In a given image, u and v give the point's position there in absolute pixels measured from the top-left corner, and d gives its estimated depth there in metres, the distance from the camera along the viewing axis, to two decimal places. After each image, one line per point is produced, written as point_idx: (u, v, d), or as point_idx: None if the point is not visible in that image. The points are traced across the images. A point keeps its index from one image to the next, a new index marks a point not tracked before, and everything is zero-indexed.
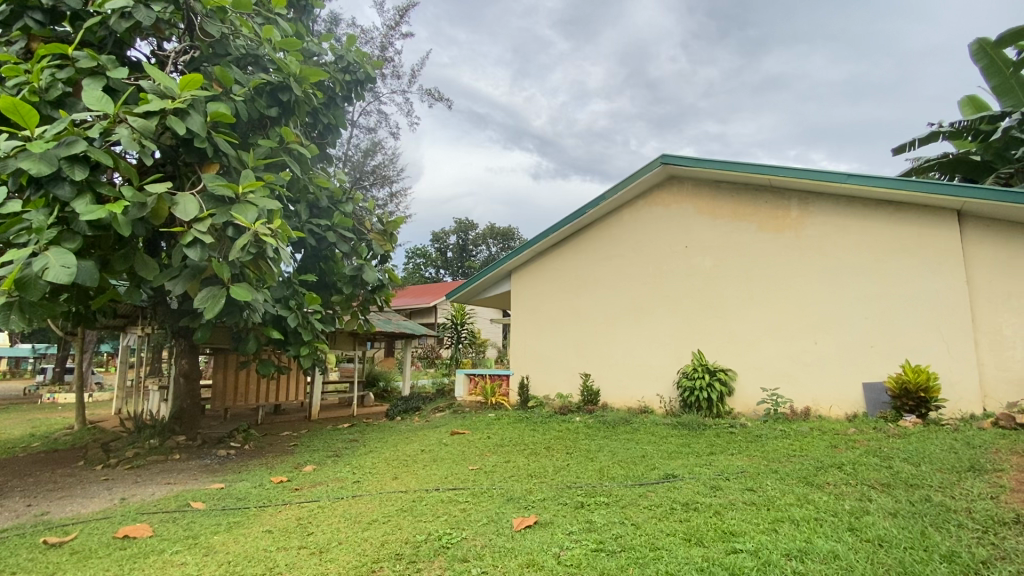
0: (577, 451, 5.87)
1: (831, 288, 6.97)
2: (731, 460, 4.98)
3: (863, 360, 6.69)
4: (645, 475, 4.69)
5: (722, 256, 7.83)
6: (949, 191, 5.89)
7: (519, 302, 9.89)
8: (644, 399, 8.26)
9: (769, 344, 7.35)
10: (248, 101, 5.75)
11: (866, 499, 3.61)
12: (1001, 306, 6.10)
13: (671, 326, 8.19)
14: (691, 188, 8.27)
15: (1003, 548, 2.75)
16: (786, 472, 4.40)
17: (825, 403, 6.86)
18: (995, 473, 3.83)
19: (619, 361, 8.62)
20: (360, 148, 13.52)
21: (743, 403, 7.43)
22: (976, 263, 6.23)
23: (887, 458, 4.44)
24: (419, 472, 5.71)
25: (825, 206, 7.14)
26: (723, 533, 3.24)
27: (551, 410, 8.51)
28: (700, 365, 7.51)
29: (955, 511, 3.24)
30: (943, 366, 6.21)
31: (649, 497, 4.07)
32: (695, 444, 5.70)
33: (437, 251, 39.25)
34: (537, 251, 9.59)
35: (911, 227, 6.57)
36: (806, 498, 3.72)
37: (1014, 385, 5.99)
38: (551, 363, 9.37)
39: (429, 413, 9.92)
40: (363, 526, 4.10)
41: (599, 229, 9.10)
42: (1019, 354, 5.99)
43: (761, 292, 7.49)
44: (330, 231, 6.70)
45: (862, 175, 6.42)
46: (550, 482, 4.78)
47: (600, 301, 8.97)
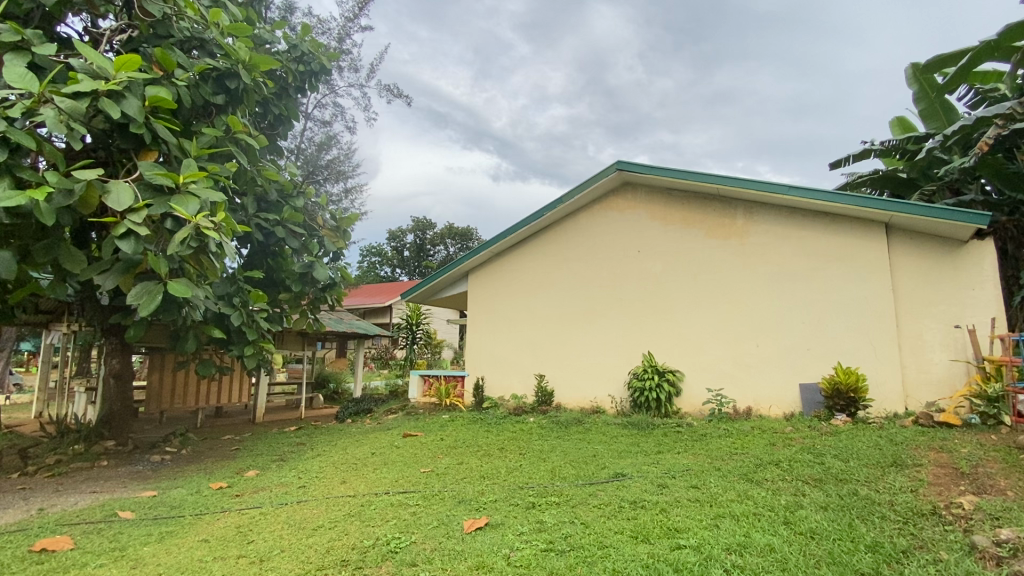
0: (530, 452, 5.88)
1: (772, 294, 7.33)
2: (678, 459, 5.13)
3: (800, 363, 7.05)
4: (596, 474, 4.77)
5: (672, 260, 8.09)
6: (881, 205, 6.29)
7: (475, 302, 9.87)
8: (596, 400, 8.40)
9: (715, 346, 7.63)
10: (192, 87, 5.44)
11: (800, 494, 3.81)
12: (922, 313, 6.55)
13: (623, 328, 8.37)
14: (644, 194, 8.49)
15: (921, 538, 2.95)
16: (728, 469, 4.58)
17: (765, 403, 7.19)
18: (915, 468, 4.12)
19: (572, 362, 8.73)
20: (314, 141, 13.13)
21: (690, 403, 7.68)
22: (901, 273, 6.69)
23: (819, 455, 4.70)
24: (369, 476, 5.56)
25: (768, 215, 7.50)
26: (669, 529, 3.33)
27: (506, 411, 8.51)
28: (650, 366, 7.72)
29: (880, 504, 3.46)
30: (871, 369, 6.64)
31: (599, 496, 4.13)
32: (644, 444, 5.84)
33: (393, 250, 38.57)
34: (494, 252, 9.58)
35: (844, 237, 6.99)
36: (747, 495, 3.88)
37: (932, 387, 6.43)
38: (506, 364, 9.38)
39: (382, 415, 9.71)
40: (308, 532, 3.95)
41: (555, 231, 9.20)
42: (937, 358, 6.45)
43: (708, 296, 7.77)
44: (279, 226, 6.44)
45: (800, 188, 6.79)
46: (501, 483, 4.77)
47: (555, 303, 9.06)
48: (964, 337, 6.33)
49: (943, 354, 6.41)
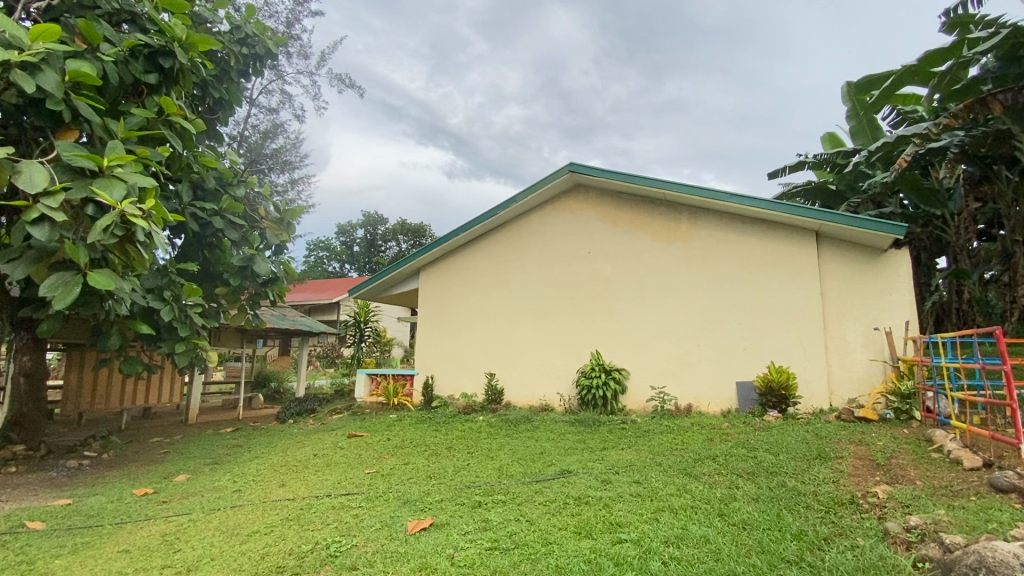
0: (478, 450, 5.86)
1: (713, 297, 7.65)
2: (621, 455, 5.26)
3: (737, 362, 7.40)
4: (542, 472, 4.81)
5: (621, 262, 8.29)
6: (813, 215, 6.70)
7: (426, 300, 9.72)
8: (545, 399, 8.48)
9: (659, 345, 7.88)
10: (119, 64, 5.05)
11: (734, 486, 4.00)
12: (846, 316, 7.02)
13: (573, 328, 8.50)
14: (595, 196, 8.66)
15: (840, 525, 3.16)
16: (669, 464, 4.74)
17: (705, 400, 7.49)
18: (837, 460, 4.42)
19: (522, 361, 8.78)
20: (259, 129, 12.66)
21: (635, 401, 7.90)
22: (829, 278, 7.14)
23: (752, 449, 4.95)
24: (309, 478, 5.36)
25: (710, 221, 7.83)
26: (611, 524, 3.40)
27: (455, 410, 8.43)
28: (597, 364, 7.88)
29: (805, 494, 3.69)
30: (801, 368, 7.05)
31: (544, 493, 4.17)
32: (590, 440, 5.96)
33: (342, 245, 37.47)
34: (446, 249, 9.47)
35: (780, 243, 7.38)
36: (685, 488, 4.03)
37: (854, 384, 6.90)
38: (457, 363, 9.30)
39: (326, 415, 9.39)
40: (241, 539, 3.75)
41: (508, 231, 9.22)
42: (859, 358, 6.92)
43: (654, 297, 8.02)
44: (216, 216, 6.05)
45: (740, 196, 7.13)
46: (448, 483, 4.72)
47: (507, 302, 9.06)
48: (882, 339, 6.83)
49: (864, 355, 6.89)
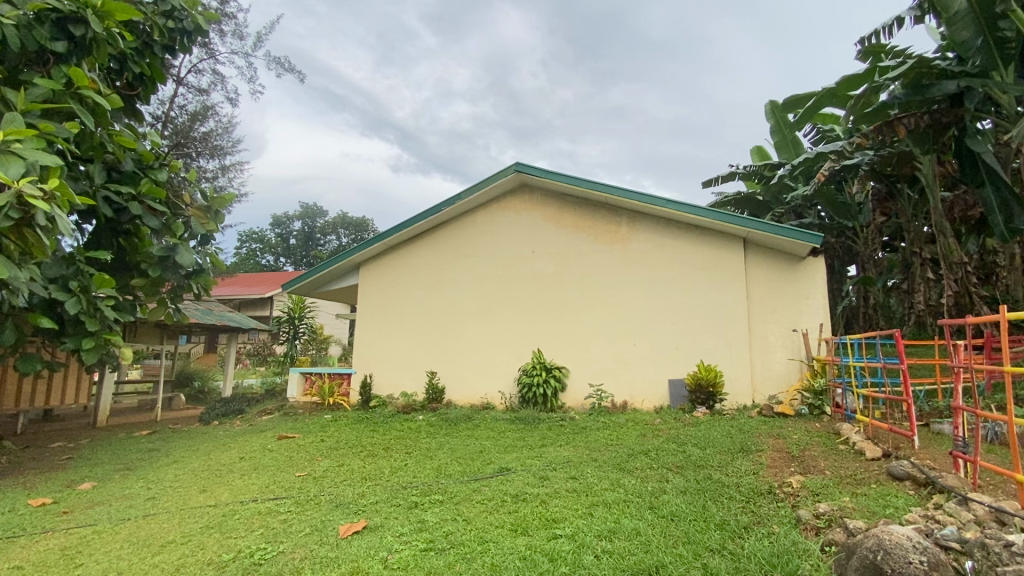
0: (416, 450, 5.75)
1: (650, 297, 7.94)
2: (559, 451, 5.34)
3: (670, 360, 7.72)
4: (481, 470, 4.80)
5: (563, 262, 8.44)
6: (742, 222, 7.11)
7: (366, 296, 9.45)
8: (486, 397, 8.48)
9: (598, 344, 8.08)
10: (19, 29, 4.52)
11: (664, 480, 4.17)
12: (768, 318, 7.49)
13: (515, 326, 8.55)
14: (540, 196, 8.75)
15: (759, 514, 3.37)
16: (604, 459, 4.86)
17: (639, 397, 7.77)
18: (757, 453, 4.71)
19: (463, 359, 8.73)
20: (187, 110, 11.76)
21: (574, 398, 8.05)
22: (754, 282, 7.59)
23: (682, 444, 5.18)
24: (234, 483, 5.05)
25: (649, 225, 8.12)
26: (547, 520, 3.44)
27: (394, 409, 8.25)
28: (538, 362, 7.98)
29: (728, 486, 3.90)
30: (727, 366, 7.46)
31: (482, 491, 4.15)
32: (529, 437, 6.02)
33: (278, 238, 35.71)
34: (388, 244, 9.23)
35: (711, 248, 7.77)
36: (619, 483, 4.15)
37: (773, 381, 7.38)
38: (397, 361, 9.10)
39: (254, 416, 8.90)
40: (154, 550, 3.47)
41: (453, 228, 9.14)
42: (778, 357, 7.40)
43: (594, 297, 8.21)
44: (133, 201, 5.50)
45: (677, 202, 7.45)
46: (384, 484, 4.60)
47: (450, 299, 8.98)
48: (799, 340, 7.34)
49: (783, 354, 7.39)
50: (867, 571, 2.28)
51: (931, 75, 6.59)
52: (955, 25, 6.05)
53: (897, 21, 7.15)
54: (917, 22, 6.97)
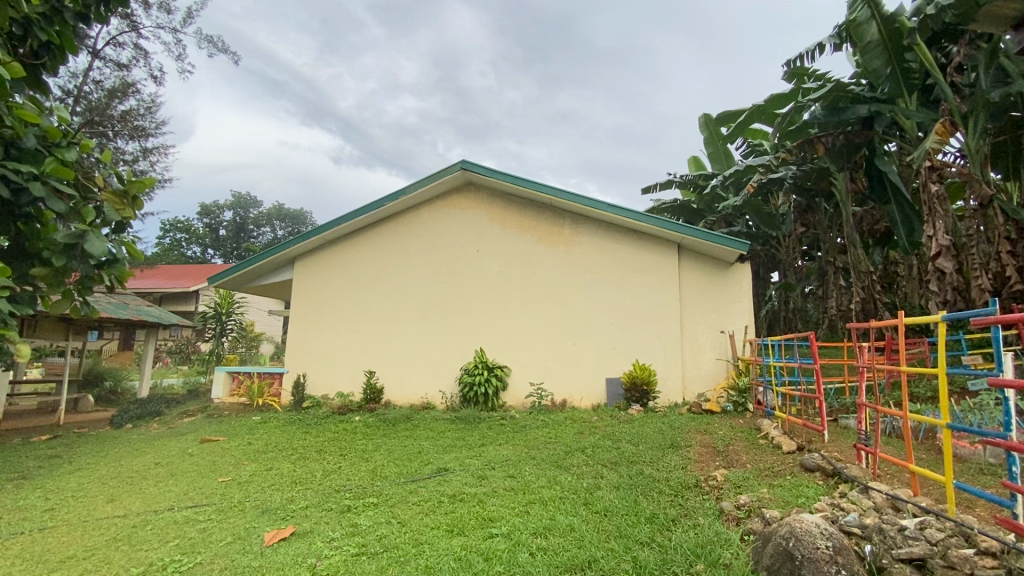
0: (351, 452, 5.56)
1: (590, 298, 8.13)
2: (498, 450, 5.35)
3: (608, 360, 7.93)
4: (419, 471, 4.72)
5: (507, 262, 8.47)
6: (678, 229, 7.41)
7: (301, 291, 9.04)
8: (426, 396, 8.35)
9: (540, 344, 8.18)
10: None
11: (599, 476, 4.28)
12: (699, 320, 7.87)
13: (457, 325, 8.49)
14: (485, 195, 8.74)
15: (685, 506, 3.53)
16: (542, 458, 4.92)
17: (578, 395, 7.93)
18: (685, 449, 4.94)
19: (403, 357, 8.56)
20: (104, 86, 10.75)
21: (514, 397, 8.09)
22: (687, 286, 7.95)
23: (616, 441, 5.33)
24: (147, 491, 4.68)
25: (591, 228, 8.31)
26: (483, 520, 3.43)
27: (329, 410, 7.95)
28: (480, 362, 7.96)
29: (658, 480, 4.07)
30: (660, 365, 7.77)
31: (419, 493, 4.08)
32: (469, 437, 6.00)
33: (205, 228, 33.49)
34: (326, 238, 8.88)
35: (648, 252, 8.06)
36: (556, 480, 4.21)
37: (702, 380, 7.76)
38: (334, 360, 8.78)
39: (173, 418, 8.30)
40: (48, 567, 3.14)
41: (396, 223, 8.93)
42: (707, 357, 7.79)
43: (537, 298, 8.30)
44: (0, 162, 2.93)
45: (617, 207, 7.67)
46: (316, 488, 4.42)
47: (391, 297, 8.78)
48: (726, 341, 7.76)
49: (711, 354, 7.78)
50: (781, 557, 2.45)
51: (846, 98, 7.16)
52: (867, 54, 6.61)
53: (818, 47, 7.72)
54: (835, 49, 7.56)
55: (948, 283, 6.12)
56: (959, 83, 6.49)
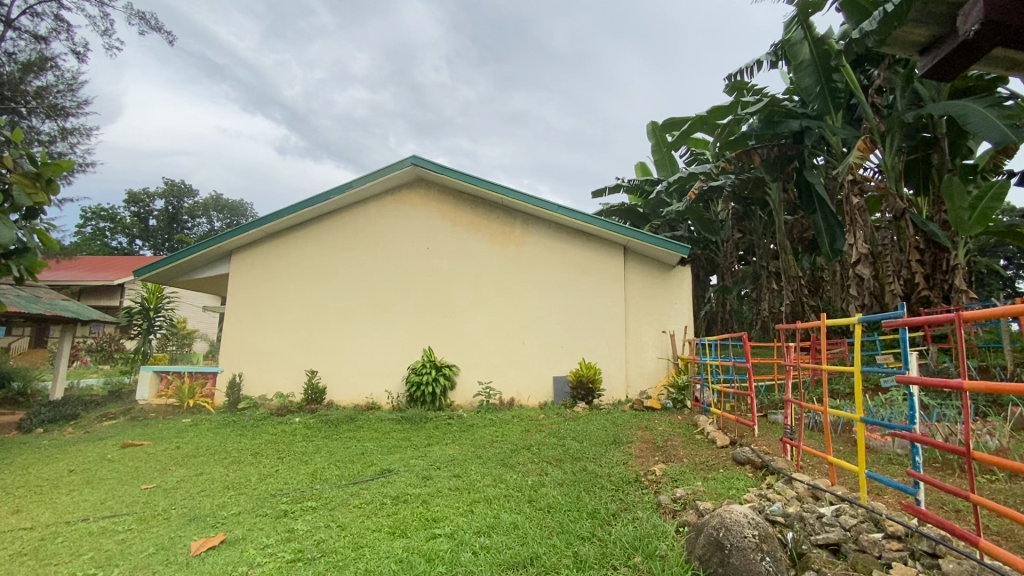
0: (290, 455, 5.34)
1: (539, 298, 8.22)
2: (444, 450, 5.30)
3: (555, 359, 8.04)
4: (361, 473, 4.60)
5: (457, 260, 8.42)
6: (625, 232, 7.62)
7: (238, 286, 8.59)
8: (371, 396, 8.17)
9: (488, 343, 8.18)
10: None
11: (544, 473, 4.33)
12: (643, 320, 8.12)
13: (404, 323, 8.35)
14: (436, 192, 8.64)
15: (625, 501, 3.64)
16: (488, 456, 4.92)
17: (525, 394, 7.99)
18: (628, 445, 5.09)
19: (347, 357, 8.33)
20: (17, 59, 9.78)
21: (462, 396, 8.05)
22: (632, 287, 8.19)
23: (562, 438, 5.42)
24: (59, 501, 4.30)
25: (541, 228, 8.40)
26: (427, 520, 3.39)
27: (266, 411, 7.61)
28: (428, 361, 7.86)
29: (600, 476, 4.17)
30: (606, 364, 7.97)
31: (361, 495, 3.98)
32: (414, 437, 5.90)
33: (133, 217, 31.17)
34: (266, 231, 8.48)
35: (596, 254, 8.24)
36: (501, 478, 4.23)
37: (645, 378, 8.00)
38: (273, 359, 8.40)
39: (91, 422, 7.68)
40: None
41: (342, 218, 8.67)
42: (650, 355, 8.05)
43: (487, 296, 8.30)
44: None
45: (566, 208, 7.78)
46: (250, 493, 4.21)
47: (336, 294, 8.51)
48: (668, 340, 8.05)
49: (653, 353, 8.04)
50: (712, 547, 2.57)
51: (780, 113, 7.59)
52: (800, 72, 7.03)
53: (756, 63, 8.16)
54: (772, 67, 8.01)
55: (866, 288, 6.65)
56: (879, 105, 7.03)
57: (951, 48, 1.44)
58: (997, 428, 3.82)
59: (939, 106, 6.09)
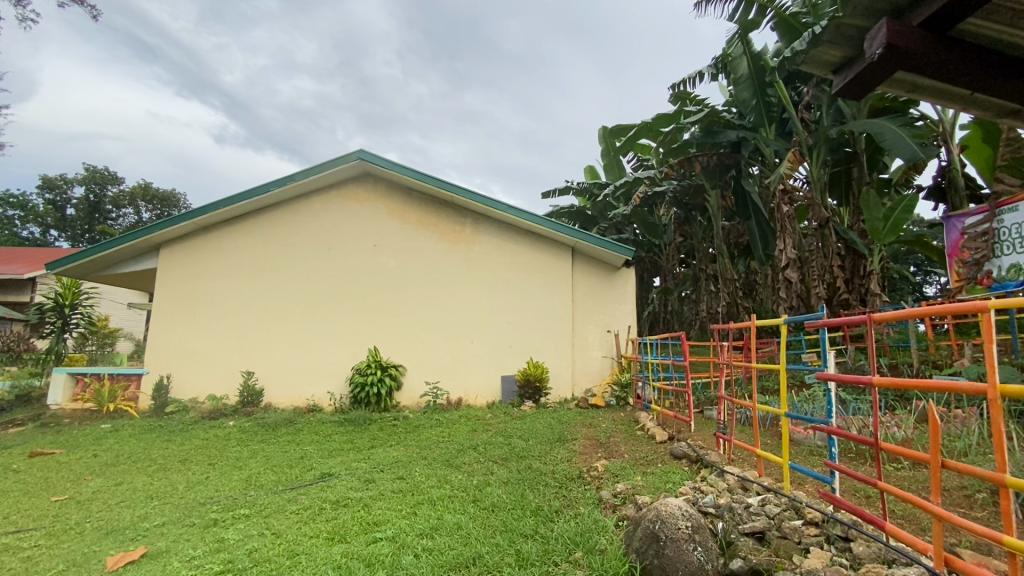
0: (222, 460, 5.07)
1: (488, 298, 8.22)
2: (388, 452, 5.20)
3: (503, 358, 8.07)
4: (300, 477, 4.44)
5: (405, 258, 8.28)
6: (574, 233, 7.75)
7: (166, 283, 8.06)
8: (312, 398, 7.89)
9: (436, 342, 8.10)
10: None
11: (489, 472, 4.35)
12: (589, 319, 8.29)
13: (349, 322, 8.12)
14: (384, 188, 8.46)
15: (568, 498, 3.70)
16: (433, 457, 4.88)
17: (473, 393, 7.97)
18: (572, 442, 5.18)
19: (286, 357, 8.00)
20: None
21: (408, 397, 7.92)
22: (579, 287, 8.34)
23: (508, 437, 5.45)
24: None
25: (491, 228, 8.40)
26: (367, 524, 3.32)
27: (197, 415, 7.19)
28: (373, 361, 7.69)
29: (545, 473, 4.24)
30: (553, 362, 8.08)
31: (298, 501, 3.84)
32: (357, 440, 5.74)
33: (47, 204, 28.52)
34: (199, 224, 8.01)
35: (545, 254, 8.33)
36: (446, 479, 4.20)
37: (590, 376, 8.17)
38: (205, 360, 7.94)
39: None
40: None
41: (284, 212, 8.33)
42: (595, 354, 8.23)
43: (435, 296, 8.21)
44: None
45: (516, 208, 7.83)
46: (177, 502, 3.96)
47: (276, 291, 8.15)
48: (612, 339, 8.27)
49: (599, 352, 8.22)
50: (648, 539, 2.65)
51: (719, 123, 7.95)
52: (738, 86, 7.38)
53: (698, 74, 8.51)
54: (712, 78, 8.38)
55: (793, 291, 7.13)
56: (808, 120, 7.52)
57: (861, 69, 1.54)
58: (903, 420, 4.18)
59: (860, 123, 6.58)
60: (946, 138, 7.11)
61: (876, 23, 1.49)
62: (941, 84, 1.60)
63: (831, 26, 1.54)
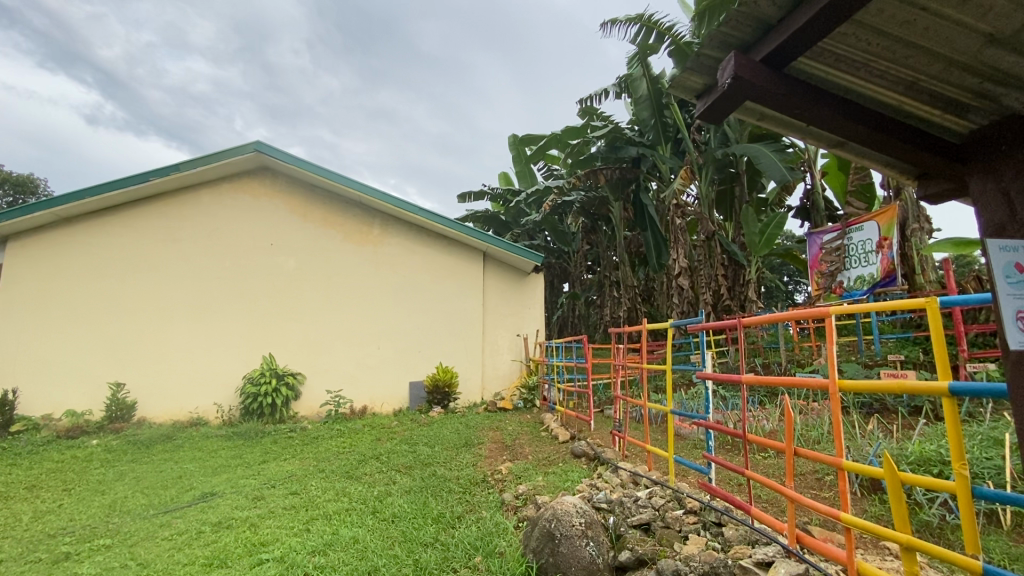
0: (80, 485, 4.45)
1: (395, 301, 8.03)
2: (282, 466, 4.87)
3: (410, 364, 7.91)
4: (176, 499, 4.03)
5: (307, 259, 7.86)
6: (485, 238, 7.80)
7: (15, 281, 6.97)
8: (196, 411, 7.20)
9: (339, 347, 7.76)
10: None
11: (390, 482, 4.23)
12: (499, 323, 8.38)
13: (241, 327, 7.53)
14: (284, 184, 7.97)
15: (471, 502, 3.71)
16: (331, 469, 4.65)
17: (378, 401, 7.71)
18: (478, 446, 5.20)
19: (166, 365, 7.25)
20: None
21: (307, 407, 7.49)
22: (490, 291, 8.42)
23: (413, 444, 5.34)
24: None
25: (400, 230, 8.22)
26: (252, 546, 3.08)
27: (50, 434, 6.26)
28: (268, 369, 7.19)
29: (448, 479, 4.21)
30: (462, 367, 8.06)
31: (173, 525, 3.47)
32: (248, 455, 5.33)
33: None
34: (59, 215, 7.02)
35: (455, 258, 8.31)
36: (344, 492, 4.02)
37: (499, 380, 8.25)
38: (64, 370, 6.96)
39: None
40: None
41: (166, 205, 7.55)
42: (505, 358, 8.33)
43: (339, 299, 7.87)
44: None
45: (427, 212, 7.74)
46: (19, 536, 3.41)
47: (156, 293, 7.36)
48: (521, 343, 8.40)
49: (508, 356, 8.33)
50: (544, 538, 2.72)
51: (621, 139, 8.41)
52: (639, 105, 7.87)
53: (603, 91, 8.98)
54: (616, 97, 8.87)
55: (684, 297, 7.77)
56: (698, 141, 8.23)
57: (714, 98, 1.73)
58: (770, 414, 4.68)
59: (741, 147, 7.30)
60: (810, 164, 8.12)
61: (729, 57, 1.66)
62: (780, 115, 1.83)
63: (693, 55, 1.70)
